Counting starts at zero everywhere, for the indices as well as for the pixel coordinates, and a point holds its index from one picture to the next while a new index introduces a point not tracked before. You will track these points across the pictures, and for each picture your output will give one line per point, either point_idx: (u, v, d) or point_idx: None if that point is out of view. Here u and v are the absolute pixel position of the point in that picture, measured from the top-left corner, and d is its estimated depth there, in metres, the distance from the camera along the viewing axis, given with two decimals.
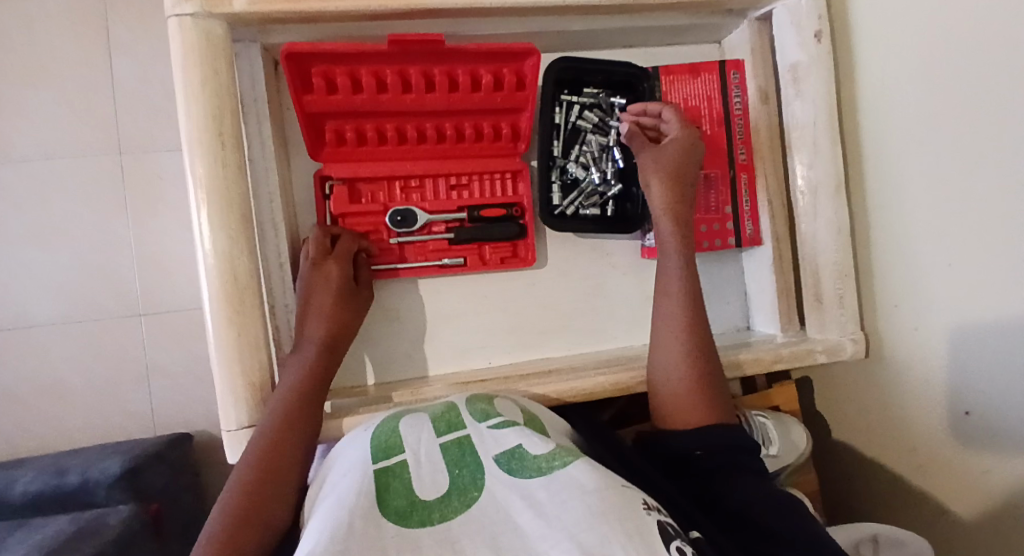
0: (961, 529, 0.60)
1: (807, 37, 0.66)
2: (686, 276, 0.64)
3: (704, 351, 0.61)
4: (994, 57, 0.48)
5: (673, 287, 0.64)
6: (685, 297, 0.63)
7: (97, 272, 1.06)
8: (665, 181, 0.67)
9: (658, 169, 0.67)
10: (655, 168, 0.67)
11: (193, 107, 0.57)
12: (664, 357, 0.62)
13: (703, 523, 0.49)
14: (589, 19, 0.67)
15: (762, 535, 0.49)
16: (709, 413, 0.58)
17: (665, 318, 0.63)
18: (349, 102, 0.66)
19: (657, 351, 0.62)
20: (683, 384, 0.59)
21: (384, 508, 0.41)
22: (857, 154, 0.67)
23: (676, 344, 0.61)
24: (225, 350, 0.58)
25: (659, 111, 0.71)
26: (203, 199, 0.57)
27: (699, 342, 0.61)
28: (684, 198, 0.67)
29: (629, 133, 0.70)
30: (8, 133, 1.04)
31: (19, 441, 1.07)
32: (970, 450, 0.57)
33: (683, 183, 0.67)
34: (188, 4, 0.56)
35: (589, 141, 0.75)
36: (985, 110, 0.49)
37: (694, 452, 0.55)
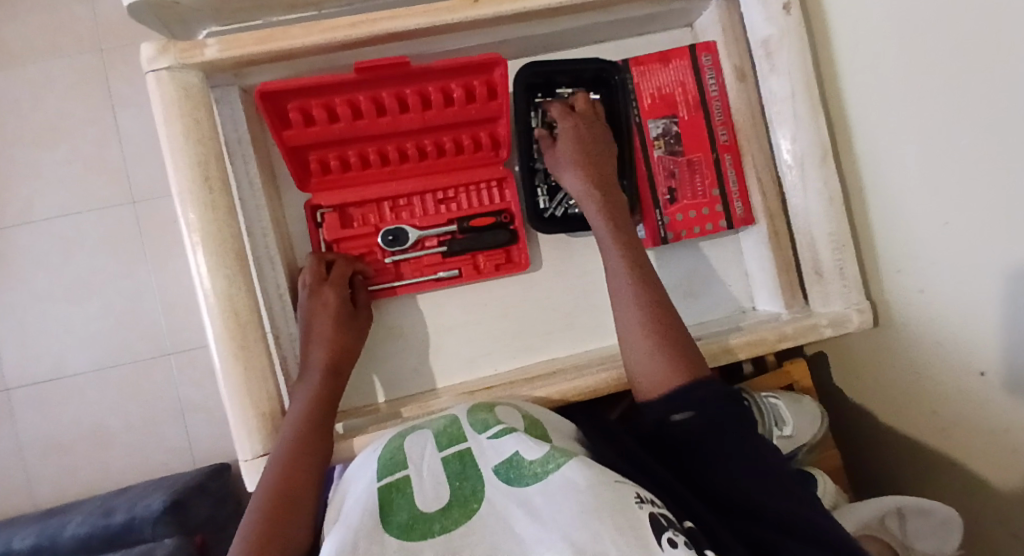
0: (993, 492, 0.58)
1: (774, 9, 0.65)
2: (623, 243, 0.66)
3: (656, 311, 0.62)
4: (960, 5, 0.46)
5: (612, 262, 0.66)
6: (625, 254, 0.66)
7: (124, 318, 1.10)
8: (575, 178, 0.69)
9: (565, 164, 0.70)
10: (565, 168, 0.70)
11: (178, 155, 0.59)
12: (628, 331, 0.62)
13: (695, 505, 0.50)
14: (553, 21, 0.68)
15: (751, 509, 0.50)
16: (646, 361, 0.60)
17: (613, 280, 0.65)
18: (329, 132, 0.68)
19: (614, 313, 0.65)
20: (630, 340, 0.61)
21: (387, 524, 0.42)
22: (843, 120, 0.66)
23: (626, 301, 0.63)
24: (235, 385, 0.60)
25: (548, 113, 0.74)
26: (199, 242, 0.59)
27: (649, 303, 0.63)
28: (602, 177, 0.69)
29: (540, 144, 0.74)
30: (26, 197, 1.09)
31: (66, 487, 1.11)
32: (989, 410, 0.54)
33: (595, 162, 0.69)
34: (163, 60, 0.58)
35: None
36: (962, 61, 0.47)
37: (674, 419, 0.55)
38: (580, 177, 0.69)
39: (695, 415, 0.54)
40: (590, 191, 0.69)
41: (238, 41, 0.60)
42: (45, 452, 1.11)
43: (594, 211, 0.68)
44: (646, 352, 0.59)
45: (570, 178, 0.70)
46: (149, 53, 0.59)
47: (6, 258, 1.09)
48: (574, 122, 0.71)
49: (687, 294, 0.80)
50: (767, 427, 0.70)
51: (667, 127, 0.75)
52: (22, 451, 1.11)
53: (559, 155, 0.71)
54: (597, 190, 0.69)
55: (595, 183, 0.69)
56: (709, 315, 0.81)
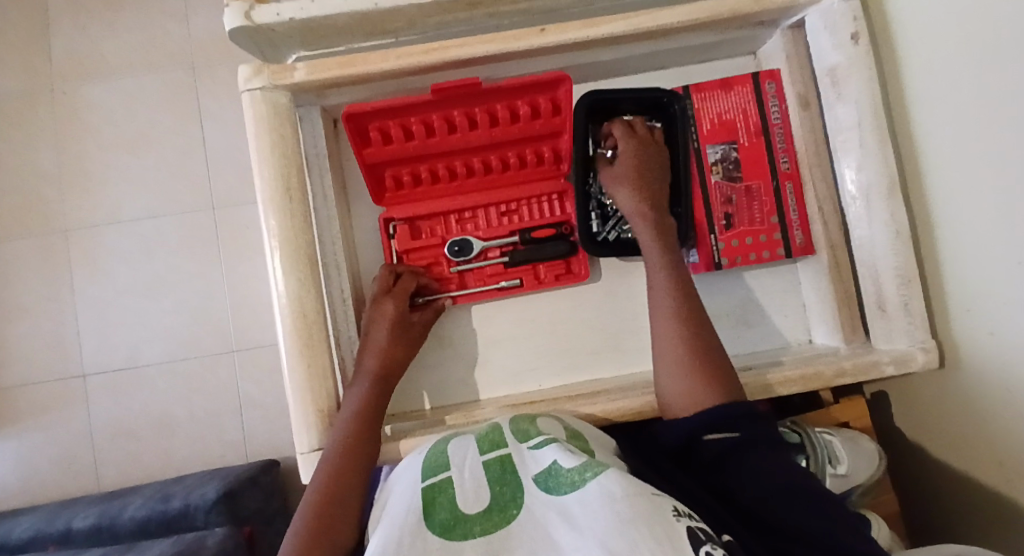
0: None
1: (844, 39, 0.65)
2: (671, 266, 0.68)
3: (698, 339, 0.64)
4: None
5: (660, 280, 0.68)
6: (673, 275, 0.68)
7: (197, 314, 1.18)
8: (629, 195, 0.71)
9: (618, 180, 0.72)
10: (619, 185, 0.72)
11: (263, 164, 0.64)
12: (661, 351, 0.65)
13: (732, 525, 0.49)
14: (617, 48, 0.70)
15: (777, 532, 0.49)
16: (682, 383, 0.62)
17: (660, 299, 0.67)
18: (404, 149, 0.72)
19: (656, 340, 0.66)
20: (669, 366, 0.64)
21: (429, 521, 0.44)
22: (912, 152, 0.64)
23: (672, 329, 0.65)
24: (298, 382, 0.64)
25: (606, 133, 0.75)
26: (276, 246, 0.63)
27: (693, 330, 0.65)
28: (654, 198, 0.71)
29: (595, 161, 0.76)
30: (119, 198, 1.19)
31: (132, 470, 1.19)
32: None
33: (650, 182, 0.71)
34: (257, 80, 0.64)
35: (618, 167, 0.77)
36: None
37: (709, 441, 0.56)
38: (634, 194, 0.71)
39: (738, 440, 0.55)
40: (643, 210, 0.70)
41: (324, 64, 0.65)
42: (115, 437, 1.19)
43: (646, 230, 0.70)
44: (677, 376, 0.63)
45: (624, 195, 0.72)
46: (245, 74, 0.64)
47: (96, 254, 1.19)
48: (634, 143, 0.73)
49: (739, 322, 0.79)
50: (821, 465, 0.67)
51: (726, 152, 0.75)
52: (94, 434, 1.19)
53: (615, 171, 0.73)
54: (650, 211, 0.70)
55: (648, 203, 0.71)
56: (764, 345, 0.79)
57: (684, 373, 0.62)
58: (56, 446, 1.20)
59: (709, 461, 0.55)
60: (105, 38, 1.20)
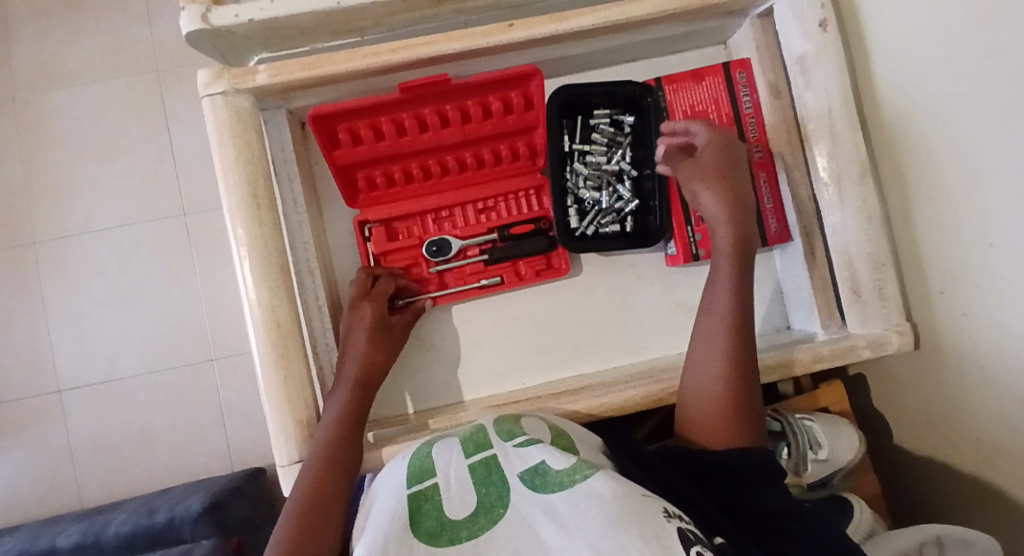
0: None
1: (812, 27, 0.65)
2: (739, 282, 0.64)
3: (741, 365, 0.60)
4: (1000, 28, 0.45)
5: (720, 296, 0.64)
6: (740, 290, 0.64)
7: (173, 325, 1.15)
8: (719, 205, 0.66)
9: (707, 187, 0.67)
10: (708, 193, 0.67)
11: (229, 172, 0.62)
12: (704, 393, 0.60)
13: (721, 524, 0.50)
14: (586, 42, 0.69)
15: (773, 533, 0.51)
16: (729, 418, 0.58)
17: (714, 319, 0.63)
18: (375, 150, 0.71)
19: (695, 361, 0.62)
20: (714, 395, 0.59)
21: (415, 529, 0.44)
22: (882, 138, 0.65)
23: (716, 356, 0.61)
24: (274, 392, 0.63)
25: (685, 127, 0.69)
26: (245, 255, 0.62)
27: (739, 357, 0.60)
28: (742, 206, 0.67)
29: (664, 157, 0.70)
30: (86, 209, 1.16)
31: (113, 486, 1.16)
32: None
33: (736, 189, 0.67)
34: (218, 85, 0.62)
35: (591, 161, 0.76)
36: (1002, 86, 0.46)
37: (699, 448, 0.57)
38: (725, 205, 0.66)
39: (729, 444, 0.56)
40: (733, 222, 0.66)
41: (287, 67, 0.63)
42: (95, 452, 1.16)
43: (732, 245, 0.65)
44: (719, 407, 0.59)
45: (713, 204, 0.67)
46: (204, 79, 0.62)
47: (65, 266, 1.16)
48: (722, 143, 0.68)
49: None
50: (802, 452, 0.68)
51: None
52: (73, 450, 1.17)
53: (704, 175, 0.67)
54: (738, 222, 0.66)
55: (736, 213, 0.66)
56: None
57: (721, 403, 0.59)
58: (34, 464, 1.17)
59: (698, 466, 0.56)
60: (65, 43, 1.16)
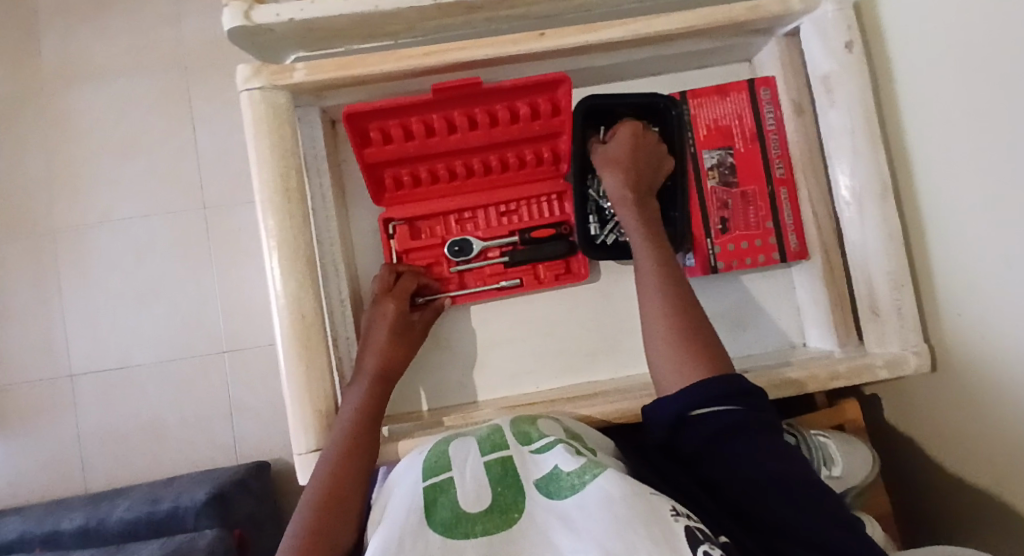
0: None
1: (837, 47, 0.66)
2: (659, 254, 0.67)
3: (693, 335, 0.61)
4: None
5: (645, 262, 0.67)
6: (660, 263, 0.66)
7: (188, 317, 1.17)
8: (618, 179, 0.70)
9: (609, 164, 0.72)
10: (610, 169, 0.71)
11: (262, 164, 0.64)
12: (655, 341, 0.62)
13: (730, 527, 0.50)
14: (614, 53, 0.71)
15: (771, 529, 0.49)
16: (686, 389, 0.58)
17: (646, 279, 0.66)
18: (403, 150, 0.72)
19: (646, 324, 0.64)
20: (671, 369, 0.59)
21: (430, 520, 0.44)
22: (904, 158, 0.66)
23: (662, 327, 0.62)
24: (296, 382, 0.64)
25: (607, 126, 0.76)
26: (274, 247, 0.63)
27: (688, 327, 0.61)
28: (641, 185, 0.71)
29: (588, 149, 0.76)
30: (111, 199, 1.18)
31: (121, 473, 1.17)
32: None
33: (639, 170, 0.71)
34: (256, 80, 0.64)
35: None
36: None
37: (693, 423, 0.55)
38: (623, 179, 0.70)
39: (727, 423, 0.53)
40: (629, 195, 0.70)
41: (323, 66, 0.65)
42: (105, 440, 1.18)
43: (633, 220, 0.69)
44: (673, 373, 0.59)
45: (613, 178, 0.71)
46: (244, 73, 0.64)
47: (87, 255, 1.18)
48: (632, 133, 0.73)
49: (734, 325, 0.80)
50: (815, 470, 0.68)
51: (721, 158, 0.75)
52: (83, 437, 1.18)
53: (610, 156, 0.72)
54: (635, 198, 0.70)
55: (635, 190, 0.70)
56: (759, 348, 0.80)
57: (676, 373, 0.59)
58: (44, 450, 1.18)
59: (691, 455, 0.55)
60: (99, 39, 1.19)
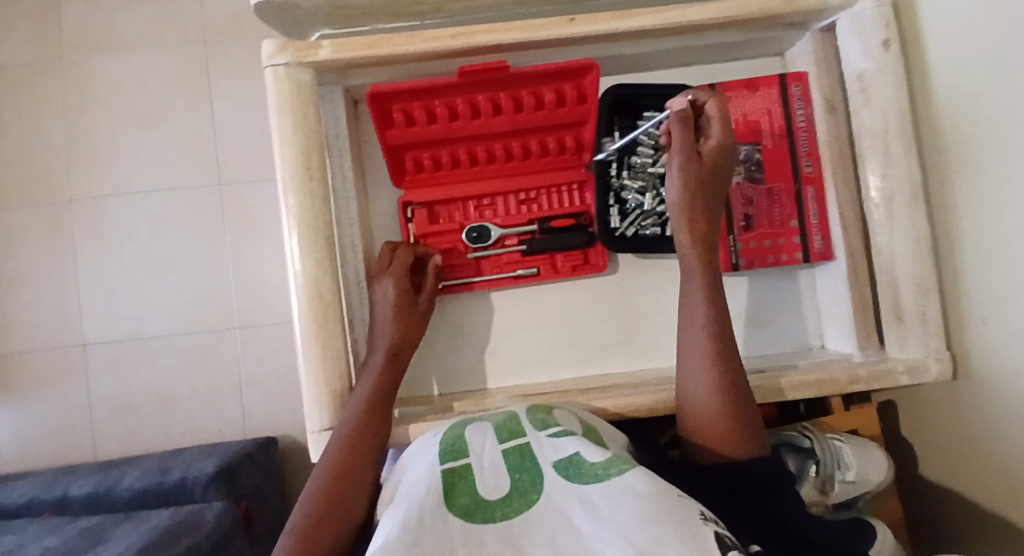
0: None
1: (873, 46, 0.65)
2: (711, 298, 0.63)
3: (737, 391, 0.59)
4: None
5: (699, 303, 0.63)
6: (712, 306, 0.63)
7: (200, 291, 1.17)
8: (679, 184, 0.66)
9: (680, 161, 0.66)
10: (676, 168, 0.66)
11: (286, 141, 0.63)
12: (693, 363, 0.62)
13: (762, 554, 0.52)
14: (644, 42, 0.69)
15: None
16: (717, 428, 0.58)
17: (696, 316, 0.63)
18: (426, 132, 0.71)
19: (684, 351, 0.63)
20: (708, 400, 0.59)
21: (450, 505, 0.44)
22: (935, 162, 0.64)
23: (706, 363, 0.61)
24: (312, 360, 0.64)
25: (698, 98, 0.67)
26: (294, 225, 0.63)
27: (734, 381, 0.60)
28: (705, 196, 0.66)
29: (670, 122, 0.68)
30: (128, 171, 1.18)
31: (129, 443, 1.18)
32: None
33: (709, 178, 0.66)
34: (282, 56, 0.63)
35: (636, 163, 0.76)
36: None
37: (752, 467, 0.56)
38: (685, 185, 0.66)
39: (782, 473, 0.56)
40: (689, 205, 0.66)
41: (349, 45, 0.64)
42: (114, 410, 1.18)
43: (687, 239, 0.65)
44: (709, 402, 0.59)
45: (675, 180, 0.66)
46: (269, 50, 0.63)
47: (102, 226, 1.18)
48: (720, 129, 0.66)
49: (752, 324, 0.79)
50: (829, 472, 0.68)
51: (749, 153, 0.74)
52: (94, 406, 1.19)
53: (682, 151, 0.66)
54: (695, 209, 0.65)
55: (698, 202, 0.65)
56: (776, 347, 0.79)
57: (711, 402, 0.59)
58: (54, 417, 1.19)
59: (738, 486, 0.56)
60: (120, 11, 1.19)
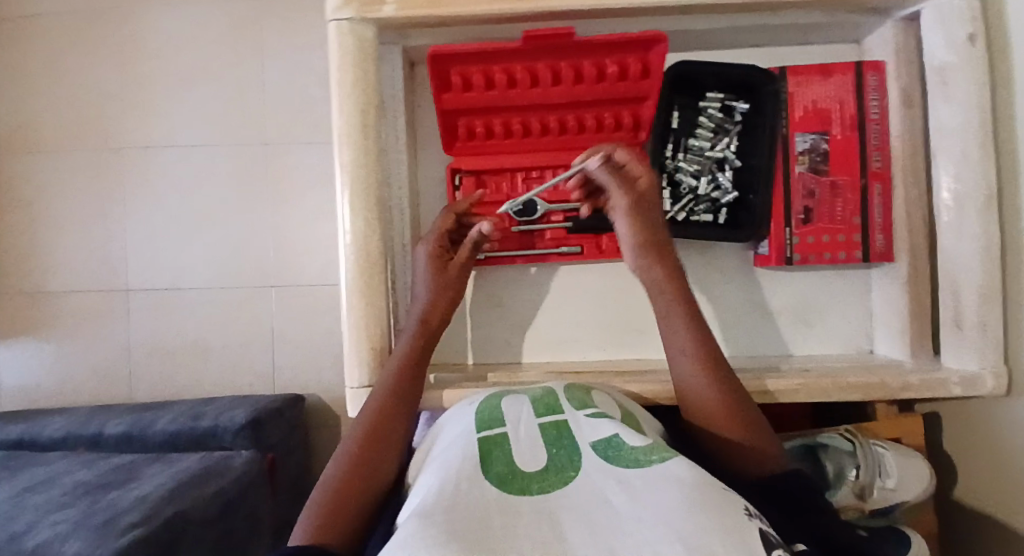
0: None
1: (960, 39, 0.61)
2: (692, 320, 0.63)
3: (734, 400, 0.58)
4: None
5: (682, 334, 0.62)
6: (695, 330, 0.62)
7: (240, 246, 1.19)
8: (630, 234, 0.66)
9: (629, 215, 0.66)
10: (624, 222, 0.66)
11: (344, 98, 0.62)
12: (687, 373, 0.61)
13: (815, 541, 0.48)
14: (716, 18, 0.67)
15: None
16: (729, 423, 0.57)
17: (679, 338, 0.62)
18: (483, 98, 0.70)
19: (674, 363, 0.62)
20: (711, 403, 0.59)
21: (486, 472, 0.44)
22: (1016, 166, 0.60)
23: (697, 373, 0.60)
24: (356, 318, 0.64)
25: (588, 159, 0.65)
26: (348, 182, 0.63)
27: (726, 393, 0.59)
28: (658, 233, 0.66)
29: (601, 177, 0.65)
30: (179, 121, 1.19)
31: (164, 387, 1.22)
32: None
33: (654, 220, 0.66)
34: (346, 10, 0.62)
35: (692, 146, 0.74)
36: None
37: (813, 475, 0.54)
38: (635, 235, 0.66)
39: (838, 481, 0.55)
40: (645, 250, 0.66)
41: (414, 2, 0.63)
42: (151, 355, 1.22)
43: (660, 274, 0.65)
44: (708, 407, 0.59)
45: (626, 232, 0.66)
46: (334, 3, 0.62)
47: (150, 174, 1.20)
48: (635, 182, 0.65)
49: (798, 321, 0.77)
50: (869, 477, 0.66)
51: (815, 143, 0.71)
52: (133, 349, 1.22)
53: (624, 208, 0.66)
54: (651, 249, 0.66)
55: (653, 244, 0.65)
56: (820, 348, 0.77)
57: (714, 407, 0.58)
58: (96, 356, 1.23)
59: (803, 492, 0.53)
60: None
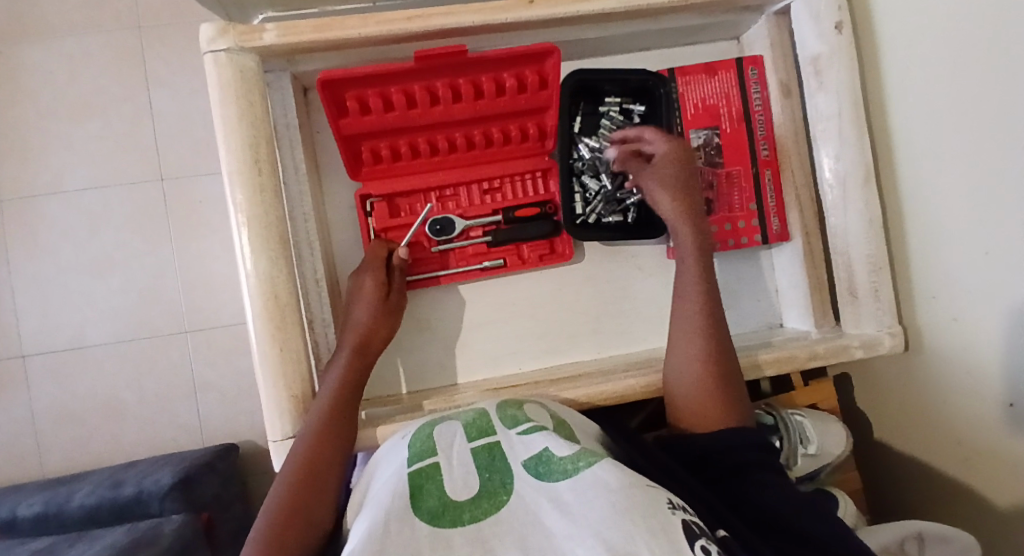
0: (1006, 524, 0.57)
1: (827, 28, 0.65)
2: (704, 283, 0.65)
3: (722, 373, 0.61)
4: (1010, 46, 0.46)
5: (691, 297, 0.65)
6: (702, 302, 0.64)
7: (146, 293, 1.11)
8: (670, 203, 0.68)
9: (660, 182, 0.68)
10: (659, 191, 0.69)
11: (232, 134, 0.60)
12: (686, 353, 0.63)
13: (733, 522, 0.49)
14: (603, 26, 0.69)
15: (797, 538, 0.49)
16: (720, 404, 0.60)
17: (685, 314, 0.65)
18: (383, 121, 0.69)
19: (675, 351, 0.64)
20: (699, 385, 0.61)
21: (417, 508, 0.43)
22: (886, 142, 0.66)
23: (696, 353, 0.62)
24: (270, 365, 0.61)
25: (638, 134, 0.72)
26: (244, 223, 0.60)
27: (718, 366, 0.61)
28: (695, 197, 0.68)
29: (620, 157, 0.72)
30: (60, 167, 1.10)
31: (76, 456, 1.12)
32: (1011, 440, 0.54)
33: (690, 184, 0.68)
34: (222, 41, 0.59)
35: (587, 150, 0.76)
36: (1008, 104, 0.47)
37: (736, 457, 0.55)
38: (676, 200, 0.68)
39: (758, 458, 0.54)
40: (685, 217, 0.67)
41: (295, 27, 0.61)
42: (58, 420, 1.12)
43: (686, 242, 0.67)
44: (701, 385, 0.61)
45: (664, 202, 0.68)
46: (208, 34, 0.59)
47: (35, 227, 1.11)
48: (677, 145, 0.69)
49: None
50: (792, 447, 0.70)
51: (708, 138, 0.75)
52: (36, 419, 1.12)
53: (655, 174, 0.69)
54: (690, 214, 0.67)
55: (689, 210, 0.68)
56: (738, 329, 0.81)
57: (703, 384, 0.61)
58: None
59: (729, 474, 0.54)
60: None
